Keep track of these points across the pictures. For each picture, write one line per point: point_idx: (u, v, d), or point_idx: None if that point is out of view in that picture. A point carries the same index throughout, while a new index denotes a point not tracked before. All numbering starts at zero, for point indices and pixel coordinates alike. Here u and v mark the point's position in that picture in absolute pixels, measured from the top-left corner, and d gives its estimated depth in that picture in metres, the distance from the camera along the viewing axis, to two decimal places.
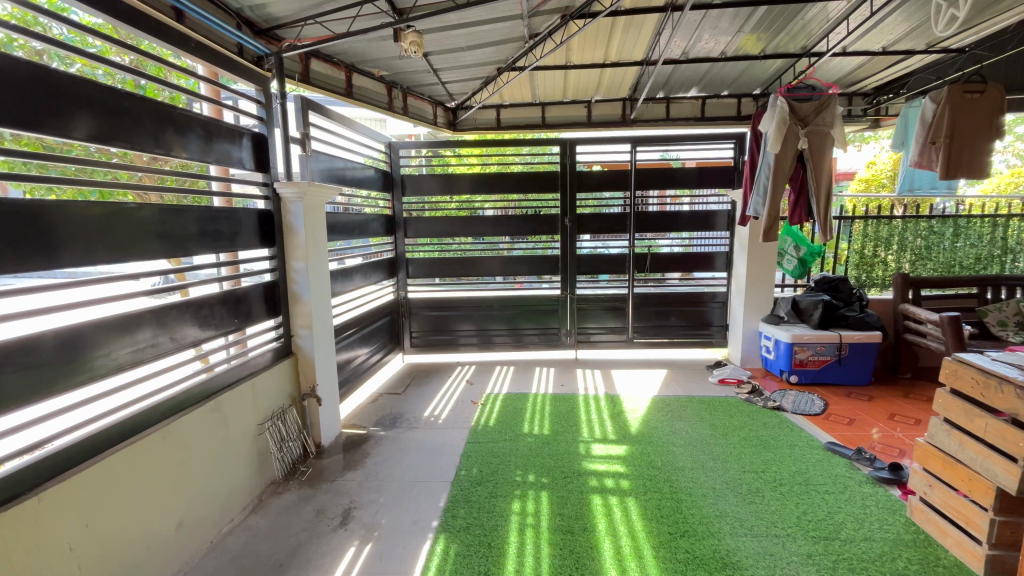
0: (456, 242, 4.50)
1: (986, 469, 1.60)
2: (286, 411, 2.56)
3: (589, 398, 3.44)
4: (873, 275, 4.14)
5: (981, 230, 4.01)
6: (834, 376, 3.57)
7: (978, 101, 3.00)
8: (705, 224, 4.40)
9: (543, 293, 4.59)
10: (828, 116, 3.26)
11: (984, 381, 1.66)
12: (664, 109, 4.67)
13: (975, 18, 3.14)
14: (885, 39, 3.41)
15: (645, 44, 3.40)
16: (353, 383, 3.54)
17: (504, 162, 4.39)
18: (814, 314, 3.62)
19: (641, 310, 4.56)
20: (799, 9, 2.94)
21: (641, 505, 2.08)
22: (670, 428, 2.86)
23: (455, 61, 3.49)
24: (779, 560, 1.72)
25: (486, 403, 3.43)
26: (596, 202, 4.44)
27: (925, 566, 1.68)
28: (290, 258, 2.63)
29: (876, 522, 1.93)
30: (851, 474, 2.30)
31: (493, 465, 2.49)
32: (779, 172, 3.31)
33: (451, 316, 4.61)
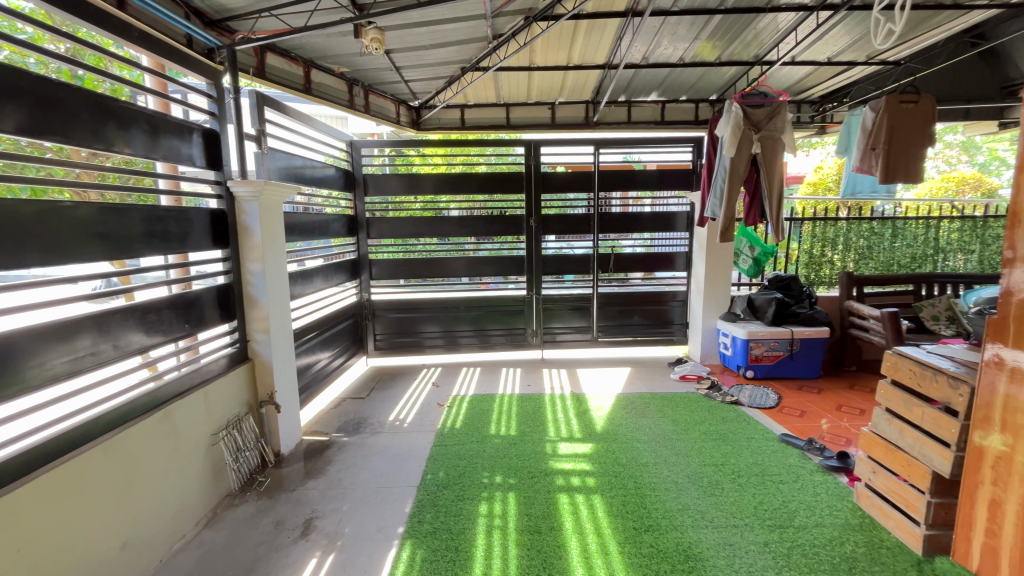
0: (421, 242, 4.45)
1: (922, 454, 1.72)
2: (242, 420, 2.45)
3: (555, 397, 3.47)
4: (821, 274, 4.36)
5: (916, 231, 4.30)
6: (787, 369, 3.74)
7: (913, 111, 3.21)
8: (666, 224, 4.53)
9: (508, 293, 4.59)
10: (779, 122, 3.40)
11: (921, 372, 1.78)
12: (626, 112, 4.75)
13: (910, 32, 3.36)
14: (830, 50, 3.60)
15: (607, 47, 3.46)
16: (314, 388, 3.44)
17: (469, 162, 4.37)
18: (768, 311, 3.80)
19: (605, 309, 4.63)
20: (751, 19, 3.06)
21: (606, 501, 2.11)
22: (634, 426, 2.92)
23: (418, 60, 3.44)
24: (737, 550, 1.78)
25: (453, 405, 3.40)
26: (561, 202, 4.48)
27: (871, 549, 1.78)
28: (245, 259, 2.52)
29: (827, 509, 2.03)
30: (804, 463, 2.41)
31: (460, 468, 2.46)
32: (735, 174, 3.44)
33: (415, 318, 4.55)
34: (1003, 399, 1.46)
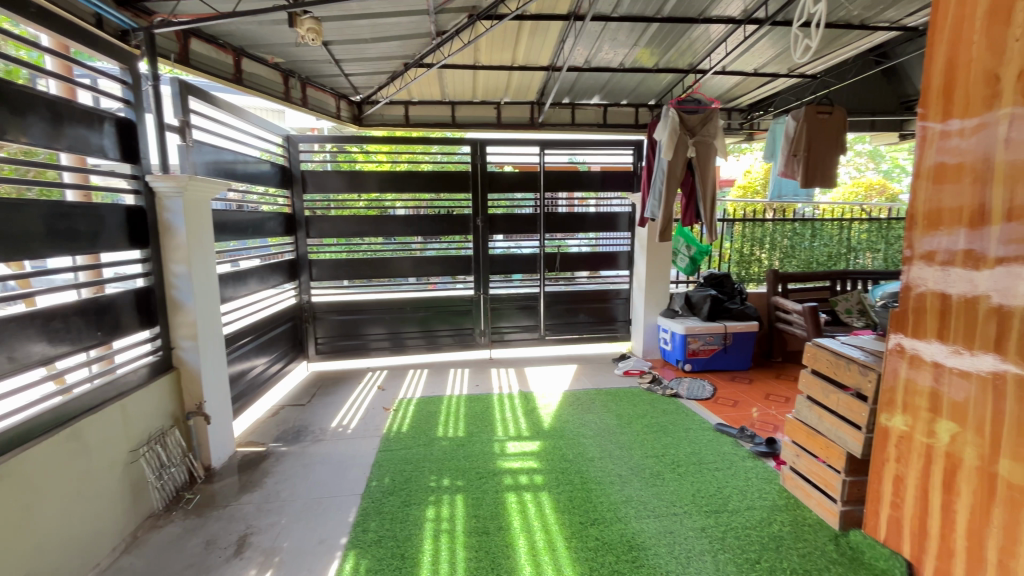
0: (365, 242, 4.31)
1: (838, 437, 1.88)
2: (165, 434, 2.27)
3: (503, 397, 3.47)
4: (750, 271, 4.65)
5: (832, 232, 4.69)
6: (722, 362, 3.96)
7: (828, 122, 3.49)
8: (610, 224, 4.66)
9: (456, 293, 4.54)
10: (711, 128, 3.59)
11: (836, 362, 1.94)
12: (570, 114, 4.86)
13: (825, 49, 3.65)
14: (756, 61, 3.84)
15: (550, 50, 3.51)
16: (249, 397, 3.24)
17: (414, 160, 4.28)
18: (703, 307, 4.00)
19: (552, 308, 4.70)
20: (685, 29, 3.21)
21: (554, 498, 2.14)
22: (581, 421, 2.98)
23: (358, 53, 3.32)
24: (677, 536, 1.86)
25: (399, 408, 3.32)
26: (508, 202, 4.50)
27: (795, 527, 1.91)
28: (168, 260, 2.34)
29: (757, 492, 2.17)
30: (736, 450, 2.56)
31: (407, 473, 2.41)
32: (672, 177, 3.59)
33: (360, 320, 4.40)
34: (904, 383, 1.62)
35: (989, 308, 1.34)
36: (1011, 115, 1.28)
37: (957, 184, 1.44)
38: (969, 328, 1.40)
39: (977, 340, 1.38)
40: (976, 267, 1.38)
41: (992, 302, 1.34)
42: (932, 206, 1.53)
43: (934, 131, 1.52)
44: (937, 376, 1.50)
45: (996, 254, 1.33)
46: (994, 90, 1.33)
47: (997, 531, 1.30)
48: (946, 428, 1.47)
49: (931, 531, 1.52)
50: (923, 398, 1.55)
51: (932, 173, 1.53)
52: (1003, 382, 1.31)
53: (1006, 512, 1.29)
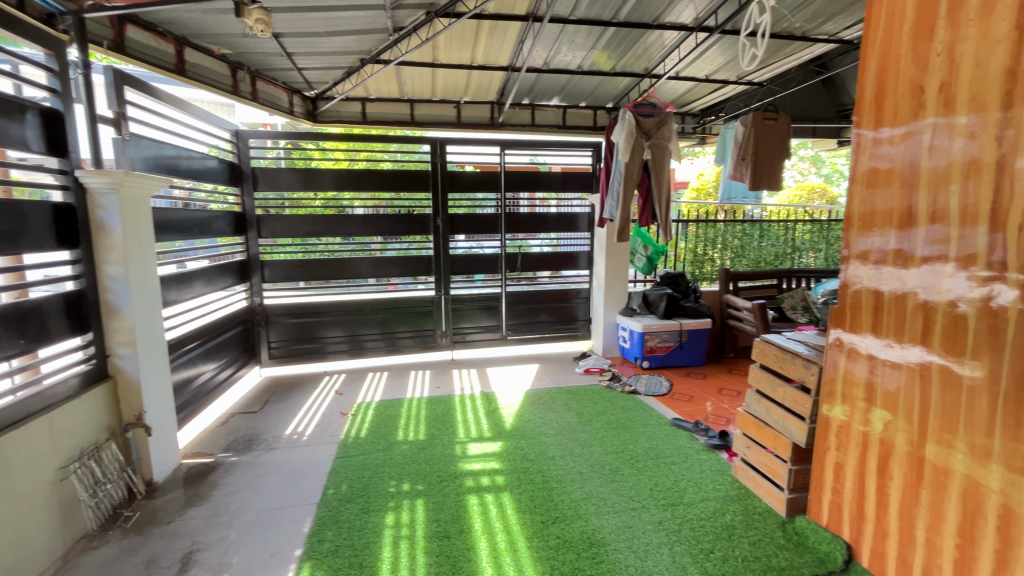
0: (321, 242, 4.17)
1: (784, 428, 1.97)
2: (100, 448, 2.11)
3: (464, 398, 3.45)
4: (704, 270, 4.82)
5: (778, 232, 4.93)
6: (678, 358, 4.09)
7: (774, 128, 3.67)
8: (570, 225, 4.72)
9: (417, 294, 4.47)
10: (666, 131, 3.70)
11: (782, 356, 2.03)
12: (529, 115, 4.89)
13: (771, 58, 3.83)
14: (707, 68, 3.98)
15: (509, 50, 3.52)
16: (196, 405, 3.07)
17: (373, 158, 4.19)
18: (660, 305, 4.11)
19: (514, 308, 4.71)
20: (641, 34, 3.29)
21: (515, 498, 2.14)
22: (542, 420, 2.99)
23: (312, 47, 3.21)
24: (635, 531, 1.90)
25: (357, 413, 3.23)
26: (469, 202, 4.47)
27: (746, 516, 1.99)
28: (102, 262, 2.18)
29: (711, 484, 2.24)
30: (691, 444, 2.64)
31: (365, 479, 2.35)
32: (629, 178, 3.67)
33: (316, 323, 4.26)
34: (843, 374, 1.72)
35: (917, 304, 1.45)
36: (935, 125, 1.39)
37: (888, 189, 1.54)
38: (899, 323, 1.51)
39: (907, 334, 1.48)
40: (906, 265, 1.48)
41: (919, 299, 1.44)
42: (866, 208, 1.62)
43: (867, 139, 1.62)
44: (871, 368, 1.61)
45: (922, 254, 1.43)
46: (919, 101, 1.44)
47: (927, 512, 1.43)
48: (880, 417, 1.58)
49: (867, 514, 1.63)
50: (859, 389, 1.65)
51: (865, 178, 1.63)
52: (929, 372, 1.42)
53: (934, 494, 1.41)
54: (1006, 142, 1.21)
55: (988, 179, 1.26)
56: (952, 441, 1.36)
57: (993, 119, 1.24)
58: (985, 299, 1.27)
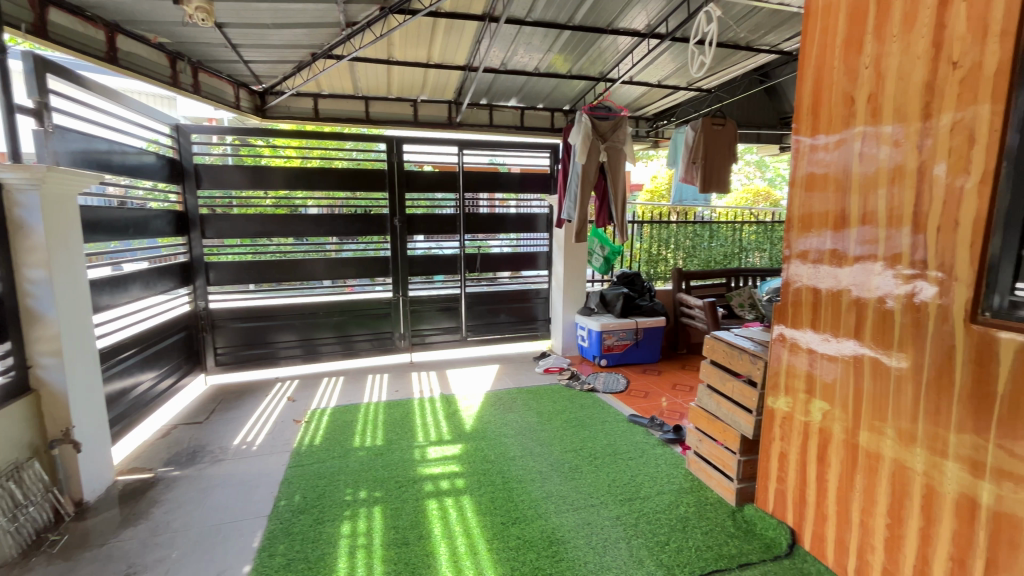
0: (272, 243, 4.00)
1: (733, 421, 2.05)
2: (21, 467, 1.93)
3: (424, 401, 3.40)
4: (658, 270, 4.97)
5: (727, 233, 5.15)
6: (634, 356, 4.19)
7: (721, 133, 3.83)
8: (529, 225, 4.74)
9: (374, 296, 4.37)
10: (621, 134, 3.79)
11: (731, 352, 2.11)
12: (487, 115, 4.89)
13: (718, 66, 3.99)
14: (659, 74, 4.11)
15: (466, 49, 3.50)
16: (133, 417, 2.87)
17: (327, 157, 4.06)
18: (616, 304, 4.20)
19: (473, 309, 4.69)
20: (595, 38, 3.35)
21: (475, 501, 2.12)
22: (502, 421, 2.99)
23: (259, 39, 3.08)
24: (594, 527, 1.93)
25: (311, 420, 3.12)
26: (428, 202, 4.41)
27: (699, 507, 2.06)
28: (22, 264, 2.00)
29: (666, 477, 2.31)
30: (647, 439, 2.72)
31: (319, 488, 2.27)
32: (586, 180, 3.74)
33: (267, 327, 4.08)
34: (786, 367, 1.81)
35: (850, 301, 1.54)
36: (864, 133, 1.49)
37: (824, 193, 1.63)
38: (835, 318, 1.60)
39: (842, 328, 1.58)
40: (840, 265, 1.58)
41: (852, 296, 1.54)
42: (804, 210, 1.71)
43: (805, 145, 1.71)
44: (811, 361, 1.70)
45: (855, 253, 1.53)
46: (850, 110, 1.53)
47: (861, 495, 1.53)
48: (819, 408, 1.67)
49: (808, 499, 1.73)
50: (800, 380, 1.75)
51: (803, 182, 1.72)
52: (862, 364, 1.52)
53: (867, 478, 1.51)
54: (926, 150, 1.32)
55: (910, 185, 1.36)
56: (881, 427, 1.46)
57: (915, 129, 1.34)
58: (909, 295, 1.37)
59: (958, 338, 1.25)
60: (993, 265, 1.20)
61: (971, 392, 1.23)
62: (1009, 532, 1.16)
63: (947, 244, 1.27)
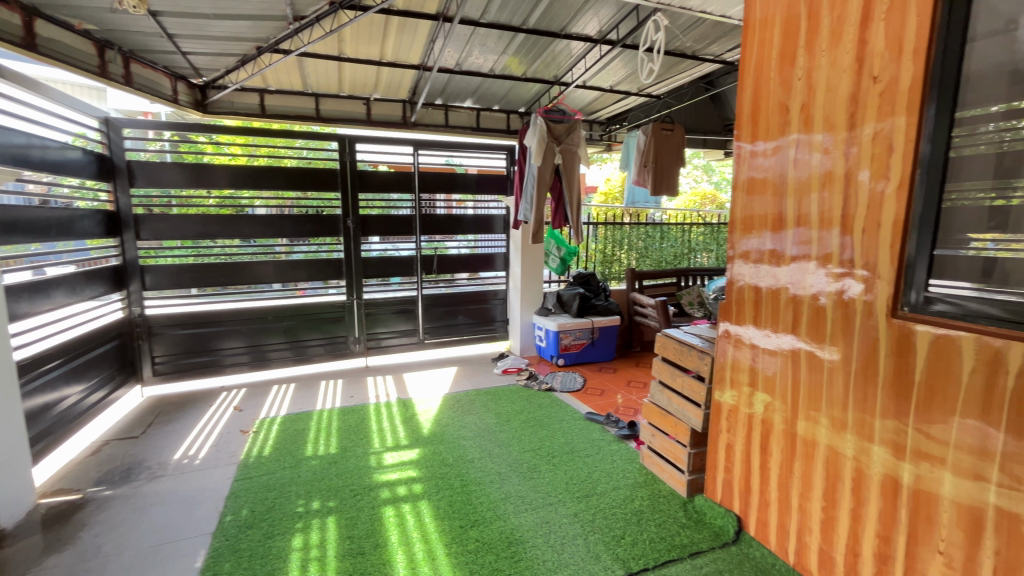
0: (216, 245, 3.80)
1: (683, 415, 2.14)
2: None
3: (380, 406, 3.32)
4: (613, 270, 5.09)
5: (677, 234, 5.35)
6: (590, 354, 4.27)
7: (670, 138, 3.98)
8: (486, 227, 4.74)
9: (327, 299, 4.23)
10: (575, 138, 3.86)
11: (680, 349, 2.20)
12: (443, 116, 4.86)
13: (667, 73, 4.14)
14: (612, 79, 4.22)
15: (420, 49, 3.46)
16: (56, 435, 2.64)
17: (275, 155, 3.90)
18: (573, 304, 4.27)
19: (430, 311, 4.63)
20: (549, 42, 3.40)
21: (433, 505, 2.10)
22: (460, 424, 2.97)
23: (198, 30, 2.92)
24: (552, 526, 1.95)
25: (260, 430, 2.98)
26: (383, 203, 4.32)
27: (652, 500, 2.13)
28: None
29: (621, 472, 2.37)
30: (603, 435, 2.78)
31: (269, 501, 2.17)
32: (542, 182, 3.78)
33: (211, 333, 3.86)
34: (731, 362, 1.90)
35: (788, 298, 1.64)
36: (798, 141, 1.59)
37: (763, 196, 1.73)
38: (775, 315, 1.69)
39: (782, 324, 1.67)
40: (778, 264, 1.68)
41: (789, 293, 1.64)
42: (746, 213, 1.80)
43: (745, 151, 1.80)
44: (754, 355, 1.80)
45: (791, 253, 1.63)
46: (785, 119, 1.63)
47: (799, 481, 1.63)
48: (761, 400, 1.76)
49: (753, 488, 1.83)
50: (744, 374, 1.84)
51: (745, 186, 1.81)
52: (798, 358, 1.62)
53: (805, 465, 1.60)
54: (852, 158, 1.42)
55: (839, 190, 1.46)
56: (816, 416, 1.56)
57: (842, 137, 1.44)
58: (838, 292, 1.47)
59: (881, 331, 1.36)
60: (910, 264, 1.31)
61: (893, 380, 1.34)
62: (927, 508, 1.27)
63: (871, 245, 1.37)
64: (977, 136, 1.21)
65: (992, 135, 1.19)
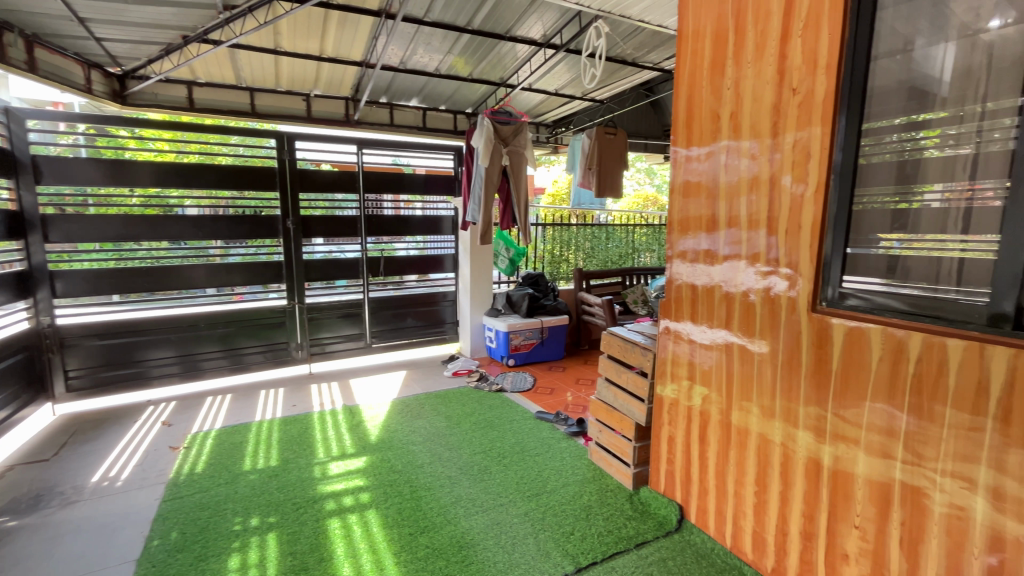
0: (142, 247, 3.52)
1: (628, 410, 2.21)
2: None
3: (325, 414, 3.20)
4: (561, 270, 5.18)
5: (622, 235, 5.53)
6: (540, 354, 4.33)
7: (613, 142, 4.10)
8: (434, 228, 4.69)
9: (267, 304, 4.02)
10: (522, 139, 3.90)
11: (625, 346, 2.26)
12: (387, 114, 4.76)
13: (609, 79, 4.27)
14: (557, 83, 4.29)
15: (362, 45, 3.36)
16: None
17: (208, 152, 3.69)
18: (522, 305, 4.30)
19: (378, 314, 4.51)
20: (495, 44, 3.40)
21: (381, 514, 2.04)
22: (410, 429, 2.91)
23: (114, 15, 2.69)
24: (503, 527, 1.95)
25: (192, 445, 2.78)
26: (326, 203, 4.16)
27: (601, 494, 2.18)
28: None
29: (570, 469, 2.41)
30: (553, 434, 2.82)
31: (201, 521, 2.03)
32: (490, 183, 3.78)
33: (135, 344, 3.56)
34: (671, 357, 1.98)
35: (722, 295, 1.73)
36: (728, 147, 1.68)
37: (698, 199, 1.81)
38: (710, 311, 1.78)
39: (717, 320, 1.76)
40: (712, 263, 1.77)
41: (723, 291, 1.73)
42: (683, 215, 1.89)
43: (681, 155, 1.88)
44: (692, 350, 1.88)
45: (724, 252, 1.72)
46: (717, 125, 1.72)
47: (734, 468, 1.72)
48: (699, 392, 1.85)
49: (693, 477, 1.91)
50: (683, 368, 1.93)
51: (681, 189, 1.89)
52: (731, 351, 1.71)
53: (739, 453, 1.70)
54: (776, 163, 1.52)
55: (764, 193, 1.56)
56: (748, 406, 1.66)
57: (767, 144, 1.54)
58: (766, 289, 1.57)
59: (803, 325, 1.47)
60: (827, 262, 1.42)
61: (815, 370, 1.45)
62: (844, 486, 1.38)
63: (794, 245, 1.48)
64: (883, 145, 1.33)
65: (895, 144, 1.31)
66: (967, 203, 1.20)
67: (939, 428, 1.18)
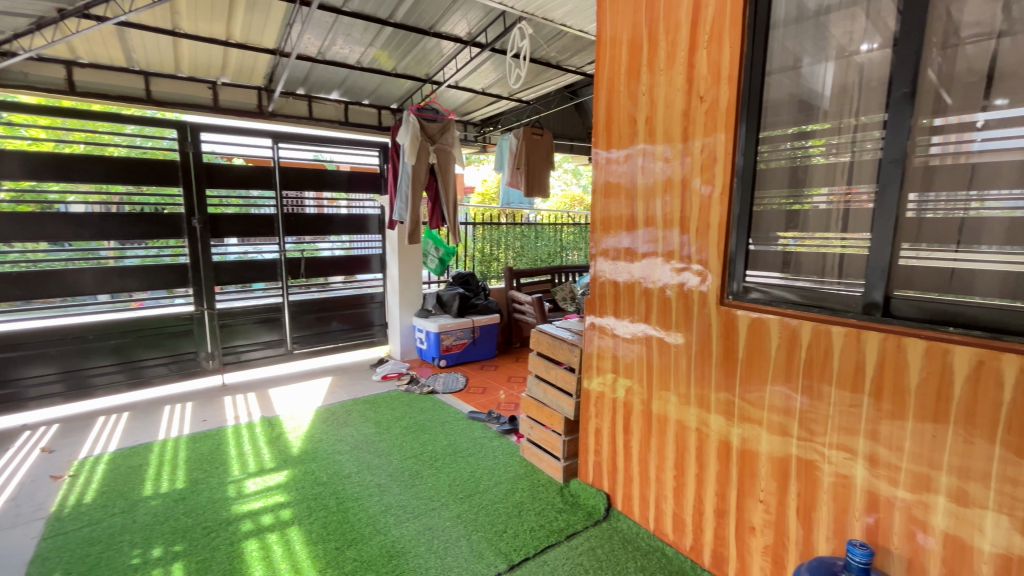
0: (14, 250, 3.06)
1: (557, 405, 2.26)
2: None
3: (240, 427, 2.97)
4: (492, 269, 5.19)
5: (550, 234, 5.65)
6: (472, 353, 4.31)
7: (540, 142, 4.17)
8: (360, 227, 4.51)
9: (171, 310, 3.66)
10: (449, 137, 3.85)
11: (553, 344, 2.31)
12: (306, 107, 4.54)
13: (533, 81, 4.34)
14: (483, 82, 4.29)
15: (275, 32, 3.15)
16: None
17: (97, 142, 3.28)
18: (453, 305, 4.26)
19: (299, 318, 4.26)
20: (419, 39, 3.33)
21: (305, 530, 1.93)
22: (335, 438, 2.78)
23: None
24: (435, 532, 1.92)
25: (80, 472, 2.46)
26: (239, 200, 3.87)
27: (532, 490, 2.21)
28: None
29: (503, 467, 2.42)
30: (485, 433, 2.82)
31: (92, 558, 1.80)
32: (417, 181, 3.70)
33: (4, 361, 3.08)
34: (596, 352, 2.06)
35: (641, 290, 1.82)
36: (644, 150, 1.77)
37: (618, 199, 1.89)
38: (631, 306, 1.87)
39: (638, 314, 1.85)
40: (632, 261, 1.86)
41: (642, 286, 1.82)
42: (604, 214, 1.96)
43: (602, 157, 1.95)
44: (615, 344, 1.96)
45: (642, 250, 1.81)
46: (633, 129, 1.80)
47: (656, 455, 1.82)
48: (623, 384, 1.94)
49: (619, 466, 2.00)
50: (608, 361, 2.00)
51: (602, 189, 1.96)
52: (651, 344, 1.80)
53: (659, 439, 1.80)
54: (686, 167, 1.62)
55: (677, 194, 1.66)
56: (667, 395, 1.75)
57: (678, 148, 1.64)
58: (680, 285, 1.68)
59: (713, 317, 1.58)
60: (733, 258, 1.55)
61: (724, 359, 1.56)
62: (750, 464, 1.51)
63: (704, 243, 1.59)
64: (778, 152, 1.46)
65: (788, 151, 1.44)
66: (846, 206, 1.33)
67: (827, 406, 1.33)
